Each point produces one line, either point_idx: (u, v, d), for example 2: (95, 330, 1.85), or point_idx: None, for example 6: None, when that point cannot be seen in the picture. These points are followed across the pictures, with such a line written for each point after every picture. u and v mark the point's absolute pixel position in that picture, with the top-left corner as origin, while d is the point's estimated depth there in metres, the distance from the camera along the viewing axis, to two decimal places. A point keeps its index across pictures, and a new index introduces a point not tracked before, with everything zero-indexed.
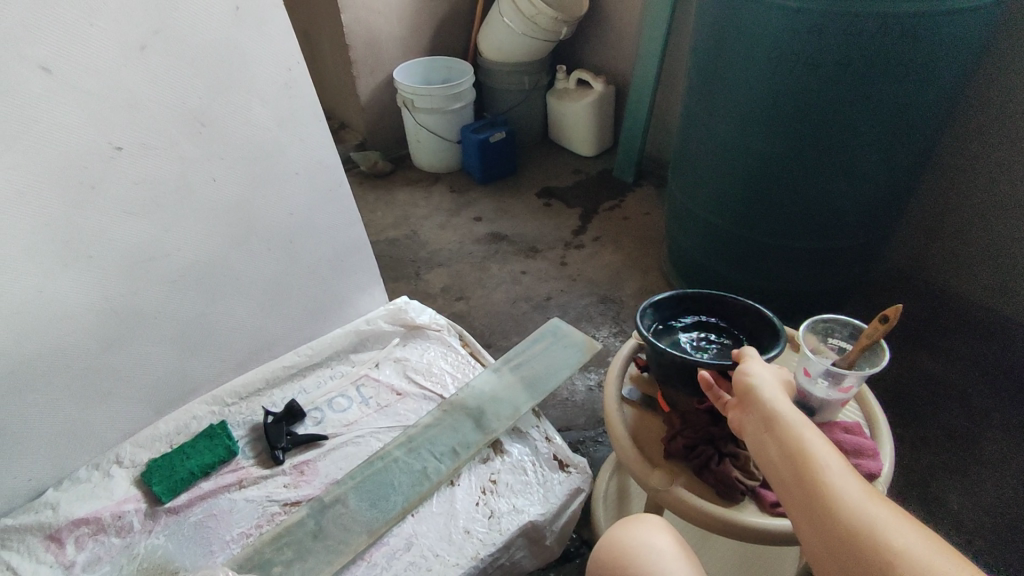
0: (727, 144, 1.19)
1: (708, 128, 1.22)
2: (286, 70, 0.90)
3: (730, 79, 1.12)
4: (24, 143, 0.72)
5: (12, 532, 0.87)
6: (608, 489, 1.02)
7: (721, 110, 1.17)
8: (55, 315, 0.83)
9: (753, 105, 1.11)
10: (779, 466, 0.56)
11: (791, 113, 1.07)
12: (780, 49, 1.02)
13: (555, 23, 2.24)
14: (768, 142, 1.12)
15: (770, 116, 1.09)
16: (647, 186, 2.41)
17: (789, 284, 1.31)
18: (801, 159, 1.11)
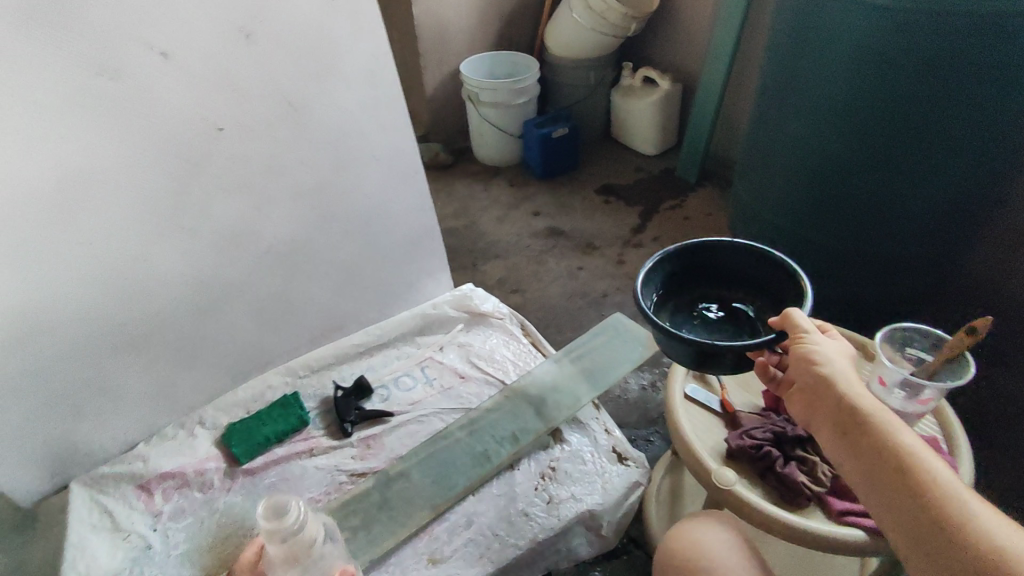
0: (795, 144, 1.17)
1: (776, 128, 1.20)
2: (373, 59, 0.94)
3: (801, 78, 1.11)
4: (141, 121, 0.78)
5: (108, 479, 0.94)
6: (660, 486, 0.98)
7: (790, 110, 1.15)
8: (156, 284, 0.89)
9: (823, 105, 1.08)
10: (866, 466, 0.52)
11: (864, 114, 1.03)
12: (855, 46, 0.99)
13: (624, 19, 2.23)
14: (838, 143, 1.09)
15: (841, 117, 1.06)
16: (709, 186, 2.37)
17: (853, 296, 1.26)
18: (873, 162, 1.06)
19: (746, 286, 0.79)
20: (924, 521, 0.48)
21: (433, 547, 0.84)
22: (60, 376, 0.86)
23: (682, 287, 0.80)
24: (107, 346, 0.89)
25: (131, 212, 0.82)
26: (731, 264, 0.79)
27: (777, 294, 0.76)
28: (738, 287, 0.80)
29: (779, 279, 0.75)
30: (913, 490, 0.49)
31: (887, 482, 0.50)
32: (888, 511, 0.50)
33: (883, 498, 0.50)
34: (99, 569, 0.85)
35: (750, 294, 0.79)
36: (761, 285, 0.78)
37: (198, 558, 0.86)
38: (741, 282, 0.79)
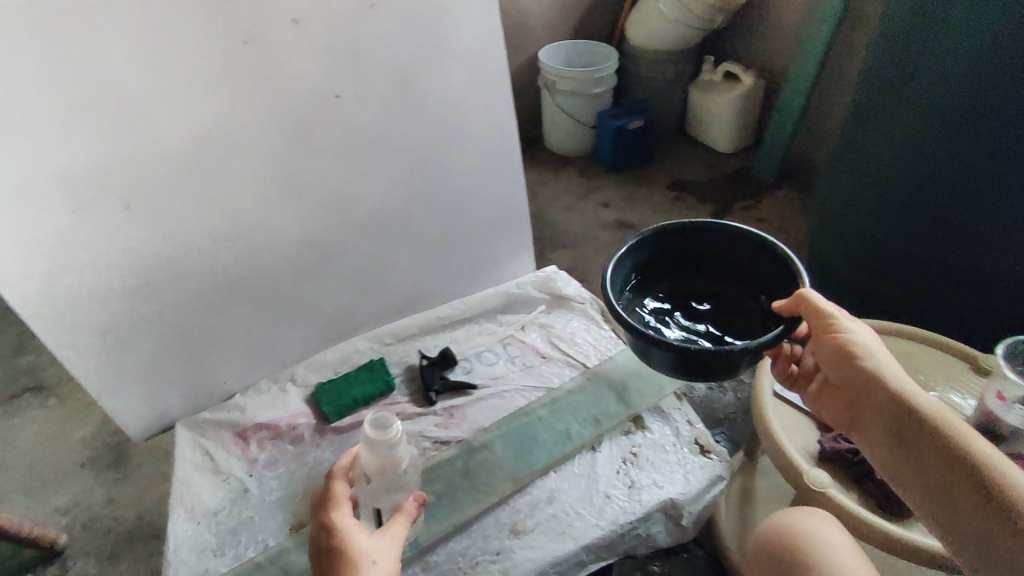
0: (890, 147, 1.09)
1: (870, 128, 1.12)
2: (485, 36, 0.95)
3: (903, 75, 1.03)
4: (270, 85, 0.83)
5: (209, 424, 1.01)
6: (729, 494, 0.99)
7: (886, 110, 1.08)
8: (263, 244, 0.94)
9: (926, 104, 1.00)
10: (896, 426, 0.56)
11: (969, 115, 0.95)
12: (966, 41, 0.92)
13: (711, 11, 2.10)
14: (940, 146, 1.01)
15: (944, 117, 0.99)
16: (787, 188, 2.27)
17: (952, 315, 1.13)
18: (980, 167, 0.97)
19: (722, 273, 0.78)
20: (958, 469, 0.51)
21: (515, 518, 0.86)
22: (178, 322, 0.94)
23: (653, 279, 0.78)
24: (216, 298, 0.95)
25: (249, 174, 0.87)
26: (701, 250, 0.78)
27: (756, 277, 0.76)
28: (712, 274, 0.79)
29: (761, 262, 0.75)
30: (946, 440, 0.52)
31: (920, 437, 0.54)
32: (919, 465, 0.54)
33: (915, 454, 0.54)
34: (201, 506, 0.90)
35: (725, 280, 0.78)
36: (738, 270, 0.77)
37: (290, 507, 0.90)
38: (716, 267, 0.79)
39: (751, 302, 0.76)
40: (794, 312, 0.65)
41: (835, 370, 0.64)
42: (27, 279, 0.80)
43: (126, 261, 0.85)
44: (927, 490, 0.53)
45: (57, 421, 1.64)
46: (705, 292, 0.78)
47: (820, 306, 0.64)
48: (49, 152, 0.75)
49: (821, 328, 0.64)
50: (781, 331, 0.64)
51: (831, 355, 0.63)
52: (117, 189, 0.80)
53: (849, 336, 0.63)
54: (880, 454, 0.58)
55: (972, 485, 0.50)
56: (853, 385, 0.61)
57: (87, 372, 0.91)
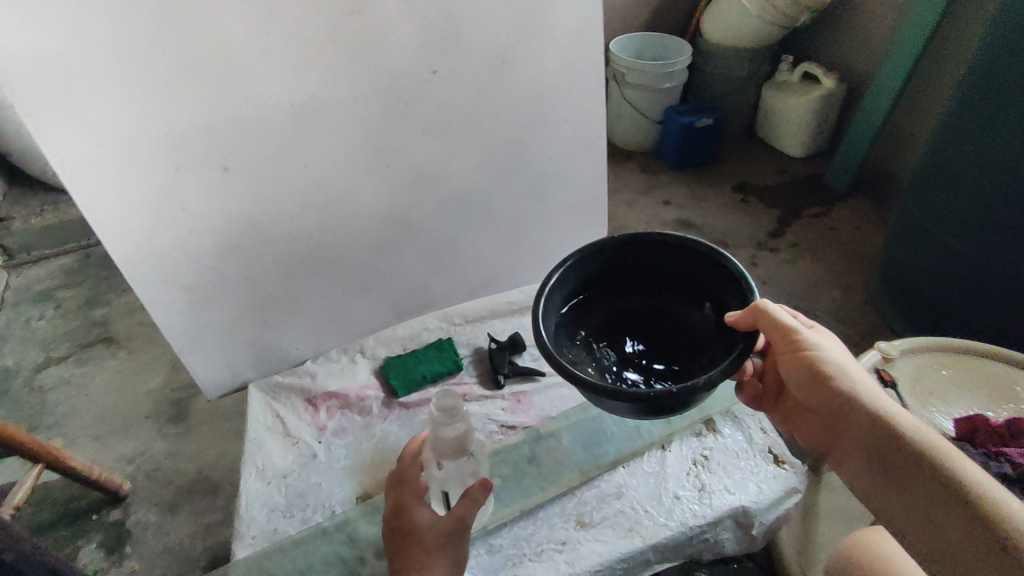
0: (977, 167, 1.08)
1: (957, 148, 1.11)
2: (584, 19, 0.93)
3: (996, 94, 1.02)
4: (370, 57, 0.83)
5: (281, 388, 1.03)
6: None
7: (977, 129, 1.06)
8: (347, 214, 0.95)
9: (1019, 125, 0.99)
10: (883, 455, 0.56)
11: None
12: None
13: (795, 7, 1.99)
14: None
15: None
16: (862, 199, 2.10)
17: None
18: None
19: (661, 284, 0.76)
20: (953, 503, 0.51)
21: (582, 510, 0.85)
22: (260, 285, 0.96)
23: (587, 302, 0.75)
24: (298, 267, 0.97)
25: (342, 145, 0.88)
26: (634, 263, 0.75)
27: (699, 284, 0.73)
28: (650, 286, 0.76)
29: (701, 269, 0.72)
30: (931, 471, 0.53)
31: (909, 467, 0.54)
32: (904, 495, 0.54)
33: (906, 487, 0.54)
34: (272, 467, 0.92)
35: (664, 291, 0.76)
36: (677, 279, 0.75)
37: (357, 477, 0.91)
38: (653, 279, 0.76)
39: (695, 313, 0.73)
40: (752, 326, 0.63)
41: (801, 384, 0.63)
42: (129, 230, 0.83)
43: (215, 222, 0.87)
44: (921, 523, 0.53)
45: (127, 373, 1.72)
46: (647, 308, 0.74)
47: (782, 321, 0.62)
48: (160, 110, 0.76)
49: (790, 348, 0.63)
50: (742, 351, 0.61)
51: (804, 376, 0.62)
52: (217, 151, 0.81)
53: (815, 351, 0.62)
54: (866, 482, 0.58)
55: (968, 520, 0.50)
56: (830, 410, 0.61)
57: (171, 327, 0.94)
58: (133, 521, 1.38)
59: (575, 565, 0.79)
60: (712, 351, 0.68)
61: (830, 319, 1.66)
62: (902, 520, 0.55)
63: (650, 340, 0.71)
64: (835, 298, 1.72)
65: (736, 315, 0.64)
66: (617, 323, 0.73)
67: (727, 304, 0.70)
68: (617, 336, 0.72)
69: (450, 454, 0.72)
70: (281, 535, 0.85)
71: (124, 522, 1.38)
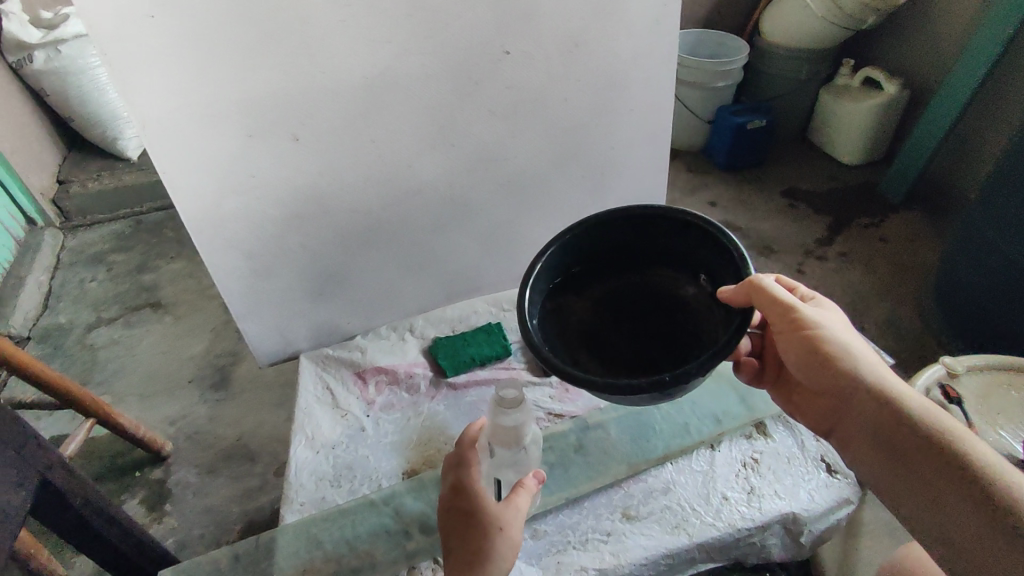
0: None
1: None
2: (659, 6, 0.92)
3: None
4: (447, 33, 0.83)
5: (331, 360, 1.04)
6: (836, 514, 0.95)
7: None
8: (408, 192, 0.96)
9: None
10: (885, 433, 0.59)
11: None
12: None
13: (863, 9, 1.88)
14: None
15: None
16: (917, 211, 2.02)
17: None
18: None
19: (653, 260, 0.75)
20: (954, 479, 0.55)
21: (628, 503, 0.84)
22: (318, 258, 0.98)
23: (578, 283, 0.74)
24: (356, 242, 0.98)
25: (409, 122, 0.88)
26: (621, 241, 0.75)
27: (691, 257, 0.72)
28: (641, 263, 0.75)
29: (690, 240, 0.71)
30: (937, 450, 0.56)
31: (909, 445, 0.58)
32: (908, 472, 0.57)
33: (907, 463, 0.58)
34: (322, 437, 0.93)
35: (657, 267, 0.74)
36: (668, 254, 0.74)
37: (404, 453, 0.92)
38: (645, 258, 0.75)
39: (690, 288, 0.71)
40: (747, 303, 0.61)
41: (803, 363, 0.65)
42: (199, 194, 0.84)
43: (281, 191, 0.88)
44: (920, 498, 0.57)
45: (172, 337, 1.77)
46: (641, 287, 0.73)
47: (782, 300, 0.61)
48: (237, 76, 0.77)
49: (791, 327, 0.63)
50: (738, 324, 0.59)
51: (806, 356, 0.64)
52: (288, 121, 0.82)
53: (818, 332, 0.63)
54: (867, 458, 0.61)
55: (967, 496, 0.54)
56: (832, 390, 0.63)
57: (230, 293, 0.96)
58: (173, 481, 1.41)
59: (619, 557, 0.78)
60: (707, 326, 0.66)
61: (879, 333, 1.59)
62: (902, 494, 0.58)
63: (644, 319, 0.70)
64: (886, 310, 1.66)
65: (731, 290, 0.62)
66: (610, 304, 0.72)
67: (722, 275, 0.68)
68: (611, 317, 0.70)
69: (503, 441, 0.75)
70: (328, 504, 0.86)
71: (165, 481, 1.41)
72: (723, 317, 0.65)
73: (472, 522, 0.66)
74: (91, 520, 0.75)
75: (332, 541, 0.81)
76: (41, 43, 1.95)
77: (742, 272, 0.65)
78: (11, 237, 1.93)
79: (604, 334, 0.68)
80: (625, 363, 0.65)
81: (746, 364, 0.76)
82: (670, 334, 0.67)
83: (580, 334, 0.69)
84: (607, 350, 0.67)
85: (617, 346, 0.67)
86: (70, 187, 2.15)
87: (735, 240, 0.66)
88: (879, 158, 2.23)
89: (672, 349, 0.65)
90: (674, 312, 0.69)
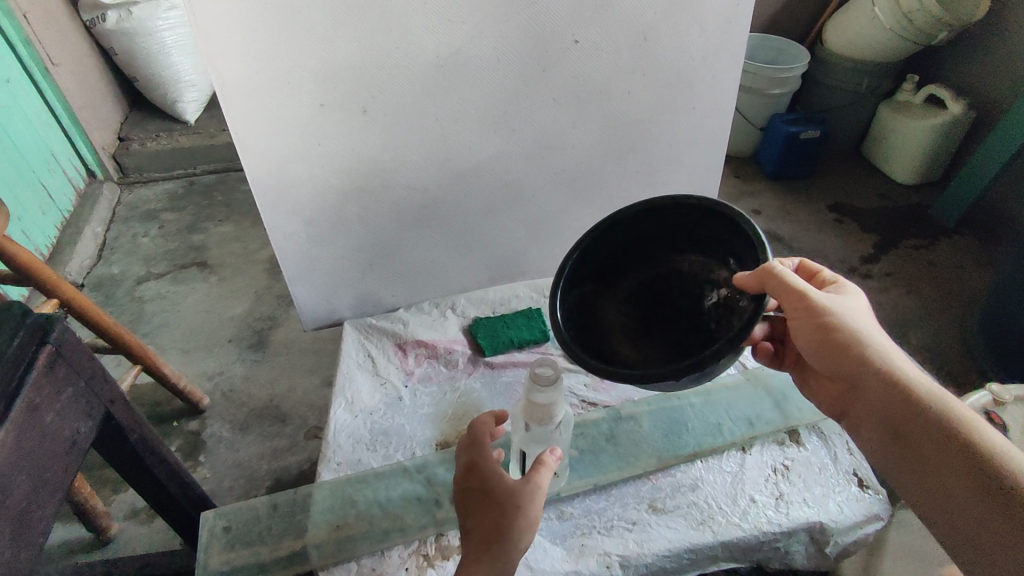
0: None
1: None
2: (733, 6, 0.92)
3: None
4: (521, 18, 0.84)
5: (374, 330, 1.07)
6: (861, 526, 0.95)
7: None
8: (466, 173, 0.98)
9: None
10: (896, 422, 0.59)
11: None
12: None
13: (936, 25, 1.82)
14: None
15: None
16: (971, 237, 1.96)
17: None
18: None
19: (685, 247, 0.76)
20: (963, 470, 0.54)
21: (655, 495, 0.85)
22: (371, 229, 1.00)
23: (614, 276, 0.78)
24: (409, 218, 1.01)
25: (474, 103, 0.90)
26: (652, 233, 0.77)
27: (719, 242, 0.72)
28: (674, 251, 0.77)
29: (716, 226, 0.72)
30: (949, 439, 0.56)
31: (921, 434, 0.57)
32: (918, 460, 0.58)
33: (918, 453, 0.58)
34: (361, 402, 0.96)
35: (690, 252, 0.75)
36: (698, 240, 0.75)
37: (439, 425, 0.94)
38: (675, 244, 0.76)
39: (721, 271, 0.71)
40: (760, 290, 0.61)
41: (816, 352, 0.64)
42: (268, 157, 0.88)
43: (345, 162, 0.91)
44: (928, 487, 0.57)
45: (216, 297, 1.83)
46: (674, 275, 0.75)
47: (796, 288, 0.60)
48: (316, 46, 0.79)
49: (805, 313, 0.62)
50: (753, 312, 0.59)
51: (819, 343, 0.63)
52: (359, 93, 0.85)
53: (832, 320, 0.62)
54: (878, 445, 0.61)
55: (977, 488, 0.53)
56: (846, 376, 0.63)
57: (286, 255, 1.00)
58: (208, 433, 1.47)
59: (643, 547, 0.79)
60: (732, 309, 0.67)
61: (917, 357, 1.56)
62: (911, 482, 0.58)
63: (675, 307, 0.72)
64: (928, 335, 1.62)
65: (744, 276, 0.63)
66: (644, 295, 0.75)
67: (747, 258, 0.68)
68: (644, 308, 0.74)
69: (534, 418, 0.73)
70: (364, 466, 0.89)
71: (201, 433, 1.47)
72: (742, 300, 0.65)
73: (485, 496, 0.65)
74: (144, 457, 0.78)
75: (365, 502, 0.83)
76: (115, 4, 2.06)
77: (760, 258, 0.65)
78: (73, 187, 2.01)
79: (637, 324, 0.73)
80: (657, 351, 0.69)
81: (761, 348, 0.77)
82: (699, 321, 0.69)
83: (616, 325, 0.73)
84: (639, 337, 0.71)
85: (649, 334, 0.71)
86: (130, 144, 2.23)
87: (753, 224, 0.66)
88: (936, 178, 2.17)
89: (700, 335, 0.67)
90: (703, 298, 0.71)
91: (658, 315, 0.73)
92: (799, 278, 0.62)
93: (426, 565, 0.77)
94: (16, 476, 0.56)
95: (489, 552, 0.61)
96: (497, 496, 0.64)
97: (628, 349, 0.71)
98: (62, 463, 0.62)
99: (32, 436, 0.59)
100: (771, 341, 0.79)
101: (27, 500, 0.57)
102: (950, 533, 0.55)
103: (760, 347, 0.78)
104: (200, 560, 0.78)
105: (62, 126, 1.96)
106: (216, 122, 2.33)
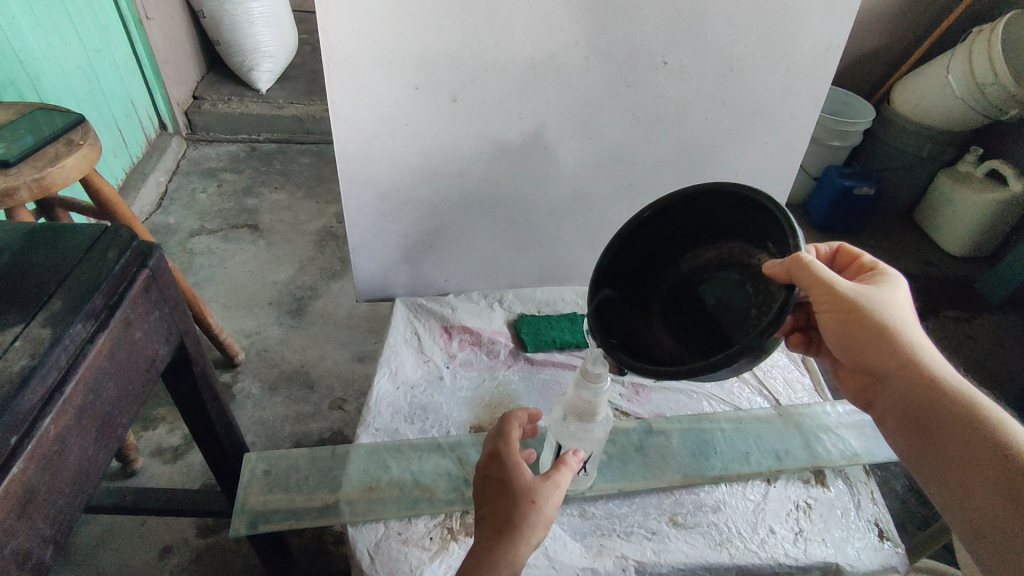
0: None
1: None
2: (823, 50, 0.93)
3: None
4: (612, 36, 0.88)
5: (422, 311, 1.11)
6: None
7: None
8: (538, 171, 1.02)
9: None
10: (919, 416, 0.61)
11: None
12: None
13: (1009, 101, 1.81)
14: None
15: None
16: (1015, 316, 1.93)
17: None
18: None
19: (720, 234, 0.77)
20: (983, 467, 0.56)
21: (677, 509, 0.87)
22: (437, 211, 1.05)
23: (654, 272, 0.81)
24: (475, 207, 1.06)
25: (557, 107, 0.94)
26: (685, 222, 0.79)
27: (753, 226, 0.72)
28: (712, 238, 0.78)
29: (748, 210, 0.71)
30: (970, 433, 0.58)
31: (944, 429, 0.59)
32: (939, 452, 0.60)
33: (940, 448, 0.60)
34: (404, 374, 1.00)
35: (729, 238, 0.76)
36: (733, 227, 0.75)
37: (474, 409, 0.97)
38: (712, 230, 0.77)
39: (761, 255, 0.72)
40: (788, 280, 0.61)
41: (843, 344, 0.65)
42: (356, 131, 0.93)
43: (426, 144, 0.96)
44: (946, 479, 0.59)
45: (262, 260, 1.89)
46: (712, 263, 0.77)
47: (827, 279, 0.61)
48: (420, 32, 0.84)
49: (835, 304, 0.63)
50: (782, 303, 0.59)
51: (847, 335, 0.64)
52: (451, 83, 0.90)
53: (861, 312, 0.63)
54: (900, 435, 0.64)
55: (995, 486, 0.55)
56: (871, 367, 0.64)
57: (355, 224, 1.05)
58: (239, 388, 1.52)
59: (660, 556, 0.81)
60: (771, 297, 0.67)
61: None
62: (933, 476, 0.60)
63: (715, 296, 0.74)
64: None
65: (776, 267, 0.62)
66: (685, 290, 0.78)
67: (781, 242, 0.68)
68: (685, 299, 0.77)
69: (575, 411, 0.73)
70: (401, 436, 0.92)
71: (232, 386, 1.52)
72: (779, 284, 0.66)
73: (502, 483, 0.65)
74: (201, 392, 0.83)
75: (398, 469, 0.87)
76: None
77: (791, 245, 0.64)
78: (144, 136, 2.10)
79: (680, 314, 0.76)
80: (699, 339, 0.72)
81: (794, 338, 0.80)
82: (737, 310, 0.71)
83: (662, 319, 0.77)
84: (683, 328, 0.75)
85: (691, 325, 0.74)
86: (202, 104, 2.31)
87: (784, 208, 0.65)
88: (987, 252, 2.14)
89: (741, 321, 0.69)
90: (742, 284, 0.72)
91: (699, 306, 0.75)
92: (829, 270, 0.62)
93: (449, 538, 0.80)
94: (106, 381, 0.60)
95: (506, 543, 0.60)
96: (510, 487, 0.64)
97: (672, 340, 0.75)
98: (142, 378, 0.67)
99: (124, 349, 0.63)
100: (804, 330, 0.80)
101: (111, 407, 0.61)
102: (968, 530, 0.57)
103: (793, 337, 0.79)
104: (240, 498, 0.83)
105: (144, 76, 2.05)
106: (285, 95, 2.41)
